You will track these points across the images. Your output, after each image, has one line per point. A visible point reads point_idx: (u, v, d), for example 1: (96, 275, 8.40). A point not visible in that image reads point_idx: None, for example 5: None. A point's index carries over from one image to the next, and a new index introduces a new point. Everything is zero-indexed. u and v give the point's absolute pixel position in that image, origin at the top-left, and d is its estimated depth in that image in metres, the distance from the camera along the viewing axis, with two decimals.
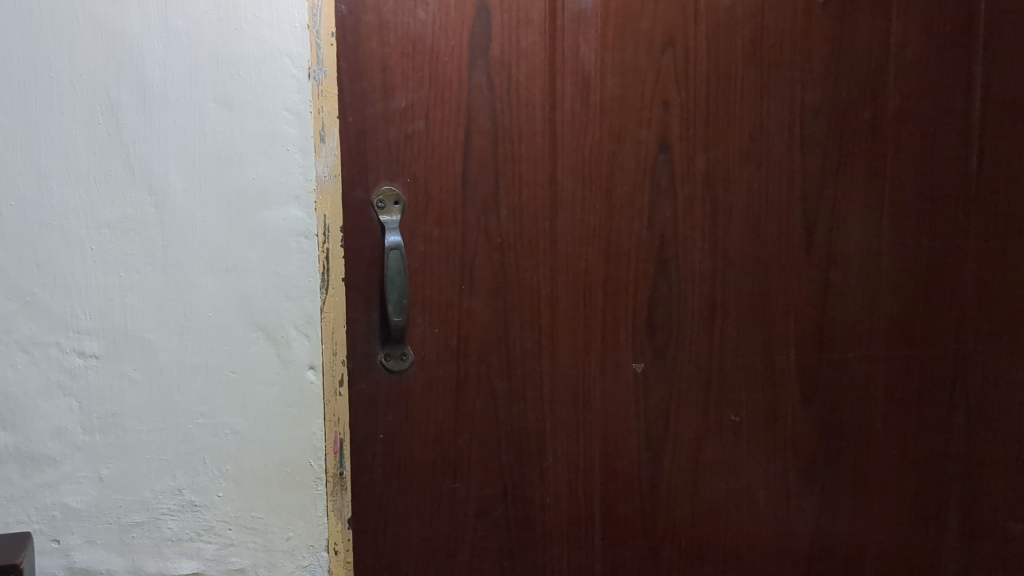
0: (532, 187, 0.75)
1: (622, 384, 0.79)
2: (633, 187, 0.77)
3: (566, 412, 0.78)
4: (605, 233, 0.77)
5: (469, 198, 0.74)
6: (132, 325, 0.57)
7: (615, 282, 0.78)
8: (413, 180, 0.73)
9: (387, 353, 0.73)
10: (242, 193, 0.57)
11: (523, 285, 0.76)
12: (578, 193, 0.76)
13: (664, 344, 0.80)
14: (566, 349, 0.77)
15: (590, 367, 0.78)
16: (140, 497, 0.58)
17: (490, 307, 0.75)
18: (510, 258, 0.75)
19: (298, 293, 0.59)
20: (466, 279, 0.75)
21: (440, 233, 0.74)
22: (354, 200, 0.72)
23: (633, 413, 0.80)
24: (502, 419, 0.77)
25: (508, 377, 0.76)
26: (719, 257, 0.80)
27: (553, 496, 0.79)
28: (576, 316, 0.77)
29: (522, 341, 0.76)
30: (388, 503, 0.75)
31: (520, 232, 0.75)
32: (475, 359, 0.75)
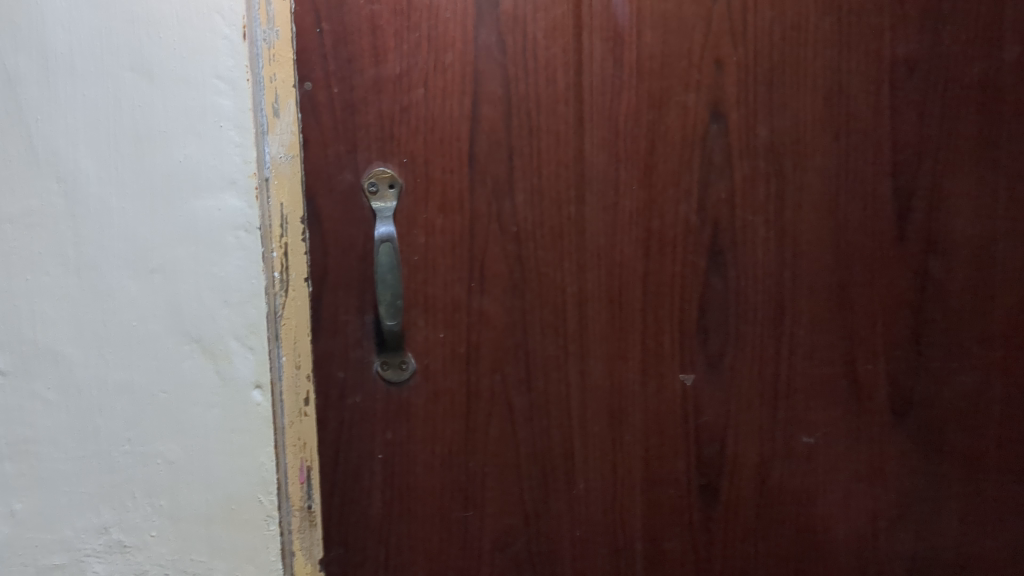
0: (555, 166, 0.63)
1: (668, 398, 0.67)
2: (679, 165, 0.64)
3: (600, 431, 0.66)
4: (645, 219, 0.65)
5: (478, 180, 0.63)
6: (42, 336, 0.48)
7: (658, 277, 0.65)
8: (411, 160, 0.62)
9: (384, 361, 0.63)
10: (167, 179, 0.48)
11: (545, 282, 0.64)
12: (611, 173, 0.64)
13: (720, 351, 0.66)
14: (600, 357, 0.65)
15: (629, 378, 0.66)
16: (59, 536, 0.50)
17: (506, 308, 0.64)
18: (529, 251, 0.64)
19: (239, 298, 0.49)
20: (476, 275, 0.63)
21: (444, 222, 0.63)
22: (342, 185, 0.61)
23: (681, 433, 0.67)
24: (522, 438, 0.65)
25: (528, 391, 0.65)
26: (788, 246, 0.66)
27: (585, 528, 0.67)
28: (610, 319, 0.65)
29: (544, 348, 0.65)
30: (389, 534, 0.65)
31: (541, 219, 0.63)
32: (489, 369, 0.64)
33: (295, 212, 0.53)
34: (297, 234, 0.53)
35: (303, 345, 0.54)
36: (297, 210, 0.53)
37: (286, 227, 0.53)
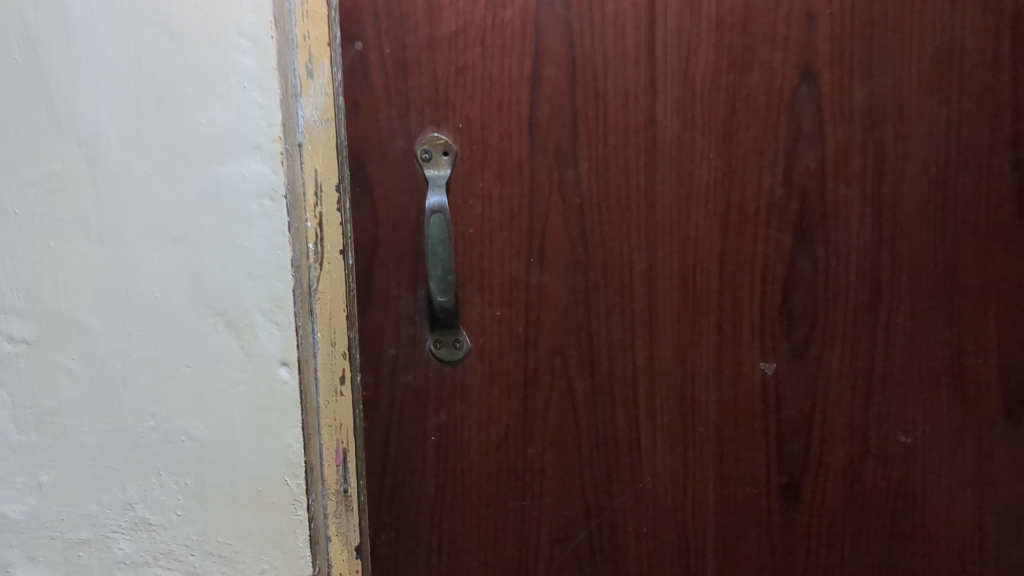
0: (623, 132, 0.58)
1: (746, 389, 0.61)
2: (763, 131, 0.58)
3: (669, 422, 0.61)
4: (723, 191, 0.59)
5: (538, 147, 0.58)
6: (66, 305, 0.47)
7: (736, 256, 0.59)
8: (466, 125, 0.58)
9: (437, 339, 0.60)
10: (190, 144, 0.46)
11: (611, 258, 0.59)
12: (684, 140, 0.58)
13: (805, 339, 0.60)
14: (670, 341, 0.60)
15: (702, 366, 0.60)
16: (85, 510, 0.48)
17: (568, 286, 0.59)
18: (593, 224, 0.59)
19: (263, 270, 0.47)
20: (535, 249, 0.59)
21: (501, 192, 0.58)
22: (394, 151, 0.58)
23: (760, 427, 0.61)
24: (584, 426, 0.61)
25: (590, 375, 0.60)
26: (887, 222, 0.59)
27: (651, 524, 0.62)
28: (682, 301, 0.60)
29: (609, 330, 0.60)
30: (443, 519, 0.62)
31: (606, 190, 0.59)
32: (548, 351, 0.60)
33: (331, 181, 0.51)
34: (332, 204, 0.51)
35: (339, 320, 0.52)
36: (333, 178, 0.51)
37: (321, 196, 0.50)
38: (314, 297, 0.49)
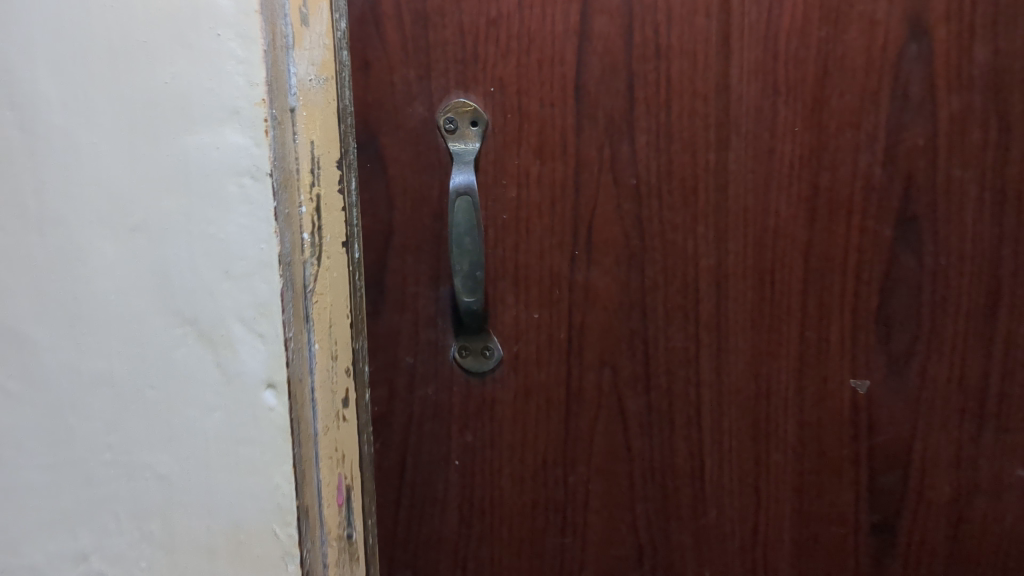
0: (689, 100, 0.48)
1: (832, 410, 0.51)
2: (862, 99, 0.47)
3: (739, 448, 0.51)
4: (811, 172, 0.48)
5: (586, 117, 0.48)
6: (3, 311, 0.38)
7: (825, 251, 0.49)
8: (500, 90, 0.48)
9: (463, 346, 0.50)
10: (150, 108, 0.36)
11: (673, 252, 0.49)
12: (764, 110, 0.48)
13: (907, 352, 0.50)
14: (742, 352, 0.50)
15: (780, 382, 0.50)
16: (30, 560, 0.40)
17: (620, 285, 0.50)
18: (651, 211, 0.49)
19: (244, 270, 0.37)
20: (582, 241, 0.49)
21: (541, 171, 0.48)
22: (412, 120, 0.48)
23: (848, 455, 0.51)
24: (636, 452, 0.51)
25: (645, 391, 0.51)
26: (1012, 212, 0.48)
27: (715, 567, 0.53)
28: (756, 304, 0.50)
29: (668, 337, 0.50)
30: (469, 557, 0.53)
31: (668, 170, 0.48)
32: (595, 361, 0.50)
33: (328, 153, 0.41)
34: (330, 183, 0.42)
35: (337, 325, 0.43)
36: (331, 150, 0.42)
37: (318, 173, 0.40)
38: (309, 300, 0.40)
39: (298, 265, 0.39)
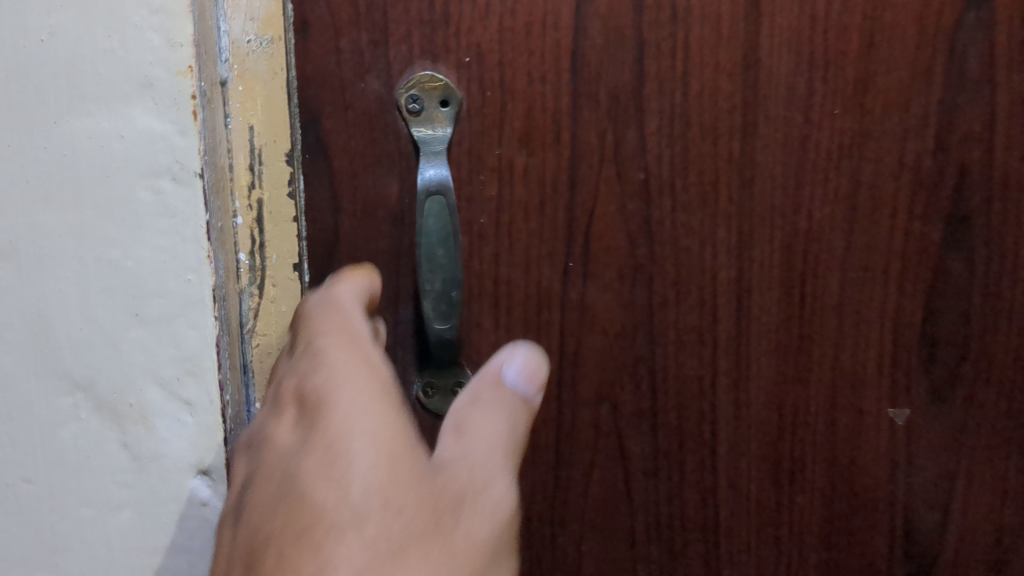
0: (710, 75, 0.39)
1: (868, 443, 0.43)
2: (912, 76, 0.39)
3: (759, 493, 0.43)
4: (851, 164, 0.40)
5: (585, 96, 0.38)
6: None
7: (864, 259, 0.41)
8: (477, 59, 0.38)
9: (428, 384, 0.40)
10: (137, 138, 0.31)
11: (685, 262, 0.40)
12: (799, 88, 0.39)
13: (952, 376, 0.42)
14: (765, 381, 0.42)
15: (808, 414, 0.42)
16: None
17: (623, 303, 0.40)
18: (663, 212, 0.40)
19: None
20: (577, 249, 0.40)
21: (528, 163, 0.39)
22: (365, 98, 0.37)
23: (883, 497, 0.43)
24: (638, 505, 0.43)
25: (651, 432, 0.42)
26: None
27: None
28: (782, 324, 0.41)
29: (680, 366, 0.41)
30: None
31: (683, 161, 0.39)
32: (591, 396, 0.41)
33: (270, 141, 0.38)
34: (280, 187, 0.38)
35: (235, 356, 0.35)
36: (275, 139, 0.38)
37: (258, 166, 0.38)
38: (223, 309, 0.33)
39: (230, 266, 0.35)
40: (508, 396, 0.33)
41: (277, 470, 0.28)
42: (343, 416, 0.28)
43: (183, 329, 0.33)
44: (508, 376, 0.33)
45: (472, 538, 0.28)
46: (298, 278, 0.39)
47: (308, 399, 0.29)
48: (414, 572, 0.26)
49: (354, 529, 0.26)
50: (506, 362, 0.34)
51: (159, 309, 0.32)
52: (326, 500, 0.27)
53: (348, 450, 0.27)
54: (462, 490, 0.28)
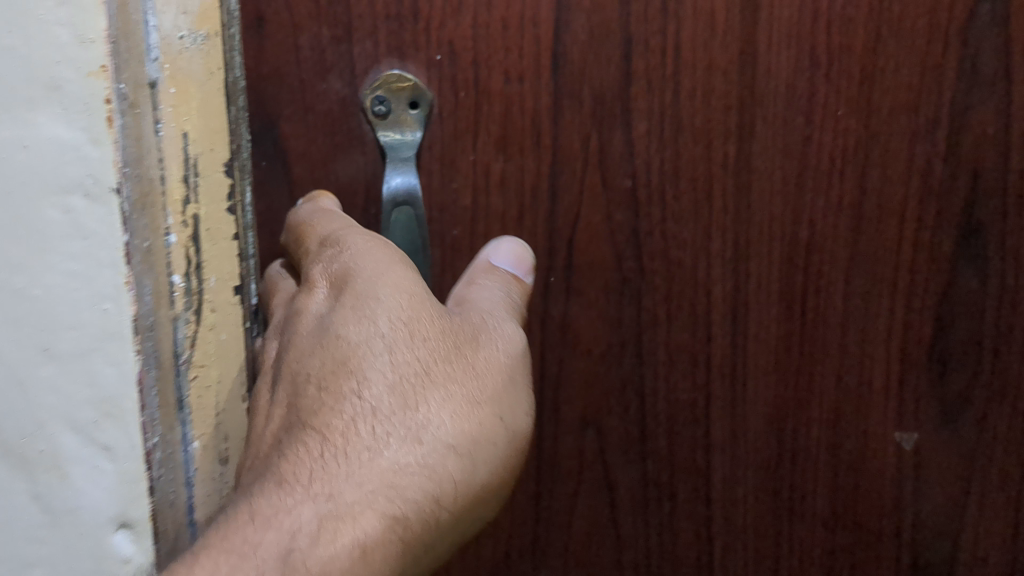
0: (703, 73, 0.35)
1: (873, 471, 0.40)
2: (922, 73, 0.36)
3: (755, 524, 0.40)
4: (856, 169, 0.37)
5: (567, 96, 0.35)
6: None
7: (869, 272, 0.38)
8: (448, 56, 0.34)
9: None
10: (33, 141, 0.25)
11: (677, 277, 0.37)
12: (800, 87, 0.36)
13: (963, 398, 0.39)
14: (762, 404, 0.39)
15: (809, 440, 0.39)
16: None
17: (610, 320, 0.37)
18: (652, 222, 0.37)
19: None
20: (560, 263, 0.37)
21: (505, 169, 0.36)
22: (326, 100, 0.34)
23: (889, 528, 0.40)
24: (626, 539, 0.40)
25: (639, 459, 0.39)
26: None
27: None
28: (782, 343, 0.38)
29: (671, 388, 0.38)
30: None
31: (674, 166, 0.36)
32: (576, 421, 0.38)
33: (208, 150, 0.28)
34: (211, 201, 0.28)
35: (167, 400, 0.28)
36: (214, 148, 0.28)
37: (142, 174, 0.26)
38: (154, 343, 0.27)
39: (167, 296, 0.28)
40: (503, 276, 0.33)
41: (304, 330, 0.30)
42: (368, 273, 0.29)
43: (100, 365, 0.27)
44: (500, 264, 0.34)
45: (489, 363, 0.30)
46: (242, 301, 0.30)
47: (336, 274, 0.30)
48: (444, 391, 0.29)
49: (386, 355, 0.28)
50: (496, 251, 0.34)
51: (71, 344, 0.27)
52: (354, 341, 0.28)
53: (383, 315, 0.29)
54: (474, 328, 0.30)
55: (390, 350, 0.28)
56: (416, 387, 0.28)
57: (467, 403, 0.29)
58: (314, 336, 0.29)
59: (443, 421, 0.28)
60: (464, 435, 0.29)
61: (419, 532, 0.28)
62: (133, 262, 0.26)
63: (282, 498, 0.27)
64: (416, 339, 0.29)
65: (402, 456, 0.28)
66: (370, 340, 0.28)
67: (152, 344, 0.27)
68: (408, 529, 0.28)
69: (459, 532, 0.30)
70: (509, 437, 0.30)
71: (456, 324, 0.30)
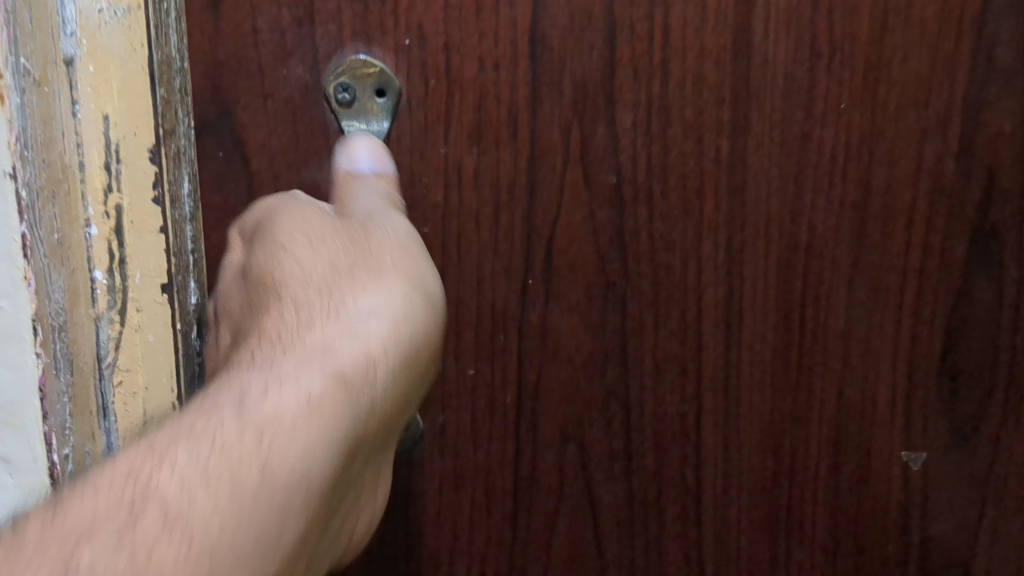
0: (694, 61, 0.33)
1: (878, 493, 0.37)
2: (932, 63, 0.33)
3: (749, 547, 0.37)
4: (860, 168, 0.34)
5: (545, 85, 0.33)
6: None
7: (874, 279, 0.35)
8: (418, 41, 0.32)
9: None
10: None
11: (664, 281, 0.35)
12: (799, 78, 0.33)
13: (976, 416, 0.36)
14: (757, 419, 0.36)
15: (809, 459, 0.36)
16: None
17: (592, 327, 0.35)
18: (638, 222, 0.34)
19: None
20: (538, 265, 0.34)
21: (479, 164, 0.33)
22: (286, 87, 0.32)
23: (893, 554, 0.38)
24: (611, 562, 0.37)
25: (624, 477, 0.36)
26: None
27: None
28: (779, 354, 0.36)
29: (659, 401, 0.36)
30: None
31: (662, 161, 0.34)
32: (556, 435, 0.36)
33: (131, 133, 0.28)
34: (134, 187, 0.28)
35: (85, 401, 0.29)
36: (137, 131, 0.28)
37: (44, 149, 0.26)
38: (63, 344, 0.28)
39: (82, 291, 0.28)
40: (366, 182, 0.31)
41: (234, 291, 0.31)
42: (265, 219, 0.31)
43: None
44: (360, 169, 0.31)
45: (381, 238, 0.29)
46: (168, 303, 0.30)
47: (247, 236, 0.31)
48: (361, 273, 0.28)
49: (297, 266, 0.29)
50: (350, 156, 0.32)
51: None
52: (267, 269, 0.29)
53: (283, 236, 0.29)
54: (364, 222, 0.30)
55: (298, 263, 0.29)
56: (335, 277, 0.28)
57: (378, 274, 0.28)
58: (241, 292, 0.30)
59: (367, 292, 0.27)
60: (391, 299, 0.27)
61: (376, 396, 0.25)
62: (32, 257, 0.26)
63: (221, 386, 0.24)
64: (318, 240, 0.29)
65: (337, 325, 0.26)
66: (279, 261, 0.29)
67: (60, 343, 0.28)
68: (365, 390, 0.25)
69: (403, 413, 0.28)
70: (434, 311, 0.29)
71: (352, 223, 0.30)
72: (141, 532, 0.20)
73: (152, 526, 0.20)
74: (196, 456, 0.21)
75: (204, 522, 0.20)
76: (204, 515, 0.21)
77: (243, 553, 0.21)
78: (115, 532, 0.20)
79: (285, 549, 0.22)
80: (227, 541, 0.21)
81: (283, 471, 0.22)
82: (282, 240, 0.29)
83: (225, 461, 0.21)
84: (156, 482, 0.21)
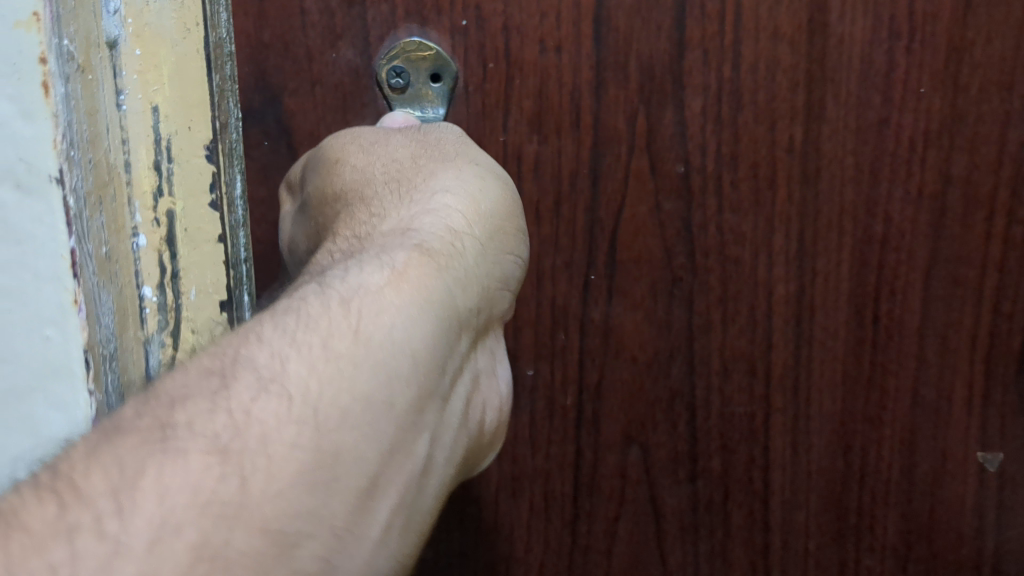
0: (767, 43, 0.31)
1: (952, 497, 0.35)
2: (1020, 42, 0.31)
3: (817, 552, 0.36)
4: (941, 155, 0.32)
5: (609, 68, 0.31)
6: None
7: (952, 273, 0.33)
8: (476, 22, 0.30)
9: None
10: None
11: (733, 276, 0.33)
12: (877, 60, 0.31)
13: None
14: (827, 419, 0.34)
15: (881, 461, 0.35)
16: None
17: (656, 324, 0.33)
18: (706, 214, 0.32)
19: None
20: (601, 259, 0.32)
21: (540, 152, 0.31)
22: (335, 71, 0.30)
23: (967, 560, 0.36)
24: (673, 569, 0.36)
25: (688, 480, 0.35)
26: None
27: None
28: (851, 351, 0.34)
29: (725, 401, 0.34)
30: None
31: (732, 149, 0.32)
32: (617, 437, 0.34)
33: (184, 128, 0.27)
34: (185, 186, 0.27)
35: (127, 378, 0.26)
36: (190, 126, 0.27)
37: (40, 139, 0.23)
38: (114, 370, 0.23)
39: (133, 311, 0.25)
40: None
41: (296, 229, 0.29)
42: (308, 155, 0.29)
43: None
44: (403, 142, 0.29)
45: (442, 137, 0.29)
46: (227, 321, 0.28)
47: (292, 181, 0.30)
48: (432, 166, 0.27)
49: (359, 170, 0.27)
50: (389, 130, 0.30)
51: None
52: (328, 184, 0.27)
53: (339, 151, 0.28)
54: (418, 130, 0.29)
55: (357, 168, 0.27)
56: (399, 172, 0.27)
57: (449, 165, 0.27)
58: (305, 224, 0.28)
59: (442, 180, 0.27)
60: (463, 184, 0.27)
61: (463, 266, 0.24)
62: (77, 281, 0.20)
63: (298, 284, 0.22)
64: (377, 144, 0.28)
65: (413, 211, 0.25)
66: (340, 174, 0.27)
67: (113, 374, 0.23)
68: (447, 262, 0.24)
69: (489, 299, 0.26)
70: (508, 194, 0.28)
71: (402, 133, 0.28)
72: (235, 392, 0.18)
73: (247, 386, 0.18)
74: (284, 329, 0.19)
75: (300, 382, 0.18)
76: (301, 372, 0.19)
77: (349, 410, 0.19)
78: (208, 394, 0.18)
79: (399, 416, 0.20)
80: (332, 394, 0.19)
81: (381, 333, 0.20)
82: (338, 153, 0.28)
83: (323, 333, 0.19)
84: (244, 353, 0.19)
